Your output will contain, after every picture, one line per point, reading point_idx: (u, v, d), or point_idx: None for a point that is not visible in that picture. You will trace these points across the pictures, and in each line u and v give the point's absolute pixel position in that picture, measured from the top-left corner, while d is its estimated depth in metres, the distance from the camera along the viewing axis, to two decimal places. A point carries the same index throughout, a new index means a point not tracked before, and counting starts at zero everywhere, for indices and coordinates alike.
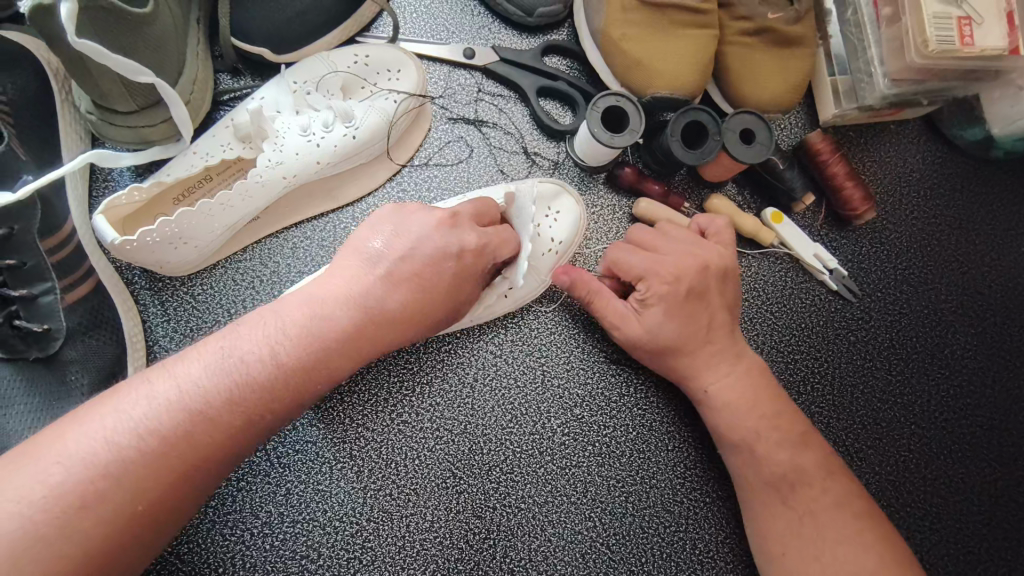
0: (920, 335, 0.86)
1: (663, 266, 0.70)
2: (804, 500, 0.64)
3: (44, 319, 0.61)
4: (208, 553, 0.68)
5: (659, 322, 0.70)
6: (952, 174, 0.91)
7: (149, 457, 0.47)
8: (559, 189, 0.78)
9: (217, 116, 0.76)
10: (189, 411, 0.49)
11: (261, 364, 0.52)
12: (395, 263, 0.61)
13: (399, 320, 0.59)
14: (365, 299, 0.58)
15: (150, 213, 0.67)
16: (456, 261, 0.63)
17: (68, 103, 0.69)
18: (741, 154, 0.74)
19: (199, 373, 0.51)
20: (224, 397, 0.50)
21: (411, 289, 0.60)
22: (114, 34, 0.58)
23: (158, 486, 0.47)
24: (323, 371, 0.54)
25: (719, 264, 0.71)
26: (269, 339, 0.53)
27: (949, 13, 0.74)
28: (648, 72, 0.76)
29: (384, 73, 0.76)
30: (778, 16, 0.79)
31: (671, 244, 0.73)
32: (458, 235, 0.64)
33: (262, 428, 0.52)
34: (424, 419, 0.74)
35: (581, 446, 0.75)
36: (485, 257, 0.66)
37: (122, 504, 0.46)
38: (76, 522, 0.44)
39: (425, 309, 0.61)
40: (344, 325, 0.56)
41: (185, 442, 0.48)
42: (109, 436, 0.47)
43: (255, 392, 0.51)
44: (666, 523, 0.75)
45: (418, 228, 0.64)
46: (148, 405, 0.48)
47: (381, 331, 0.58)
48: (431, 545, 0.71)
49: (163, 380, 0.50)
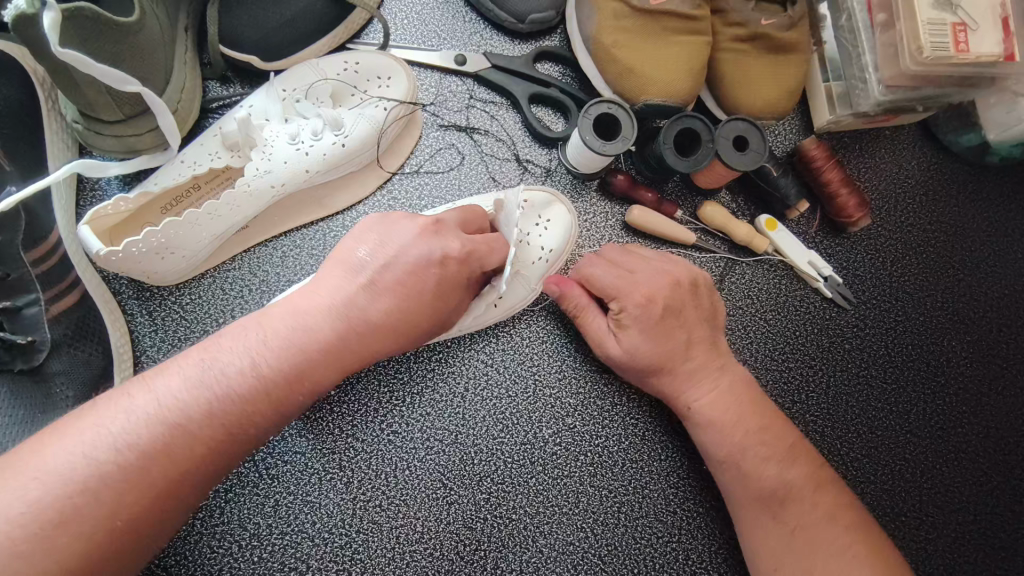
0: (915, 343, 0.86)
1: (640, 283, 0.71)
2: (794, 513, 0.64)
3: (29, 331, 0.61)
4: (195, 566, 0.68)
5: (637, 341, 0.69)
6: (948, 180, 0.90)
7: (130, 471, 0.46)
8: (549, 197, 0.77)
9: (206, 124, 0.75)
10: (168, 423, 0.48)
11: (239, 377, 0.51)
12: (376, 271, 0.59)
13: (385, 329, 0.58)
14: (352, 307, 0.57)
15: (138, 222, 0.67)
16: (439, 267, 0.61)
17: (55, 113, 0.68)
18: (735, 162, 0.74)
19: (178, 386, 0.50)
20: (203, 409, 0.50)
21: (397, 299, 0.59)
22: (99, 42, 0.58)
23: (137, 501, 0.46)
24: (304, 381, 0.54)
25: (688, 279, 0.72)
26: (251, 347, 0.53)
27: (943, 19, 0.73)
28: (640, 79, 0.75)
29: (374, 81, 0.75)
30: (771, 22, 0.79)
31: (647, 263, 0.73)
32: (440, 240, 0.62)
33: (246, 441, 0.52)
34: (414, 430, 0.73)
35: (572, 456, 0.74)
36: (471, 264, 0.64)
37: (100, 519, 0.45)
38: (57, 536, 0.43)
39: (414, 319, 0.60)
40: (329, 333, 0.55)
41: (166, 456, 0.48)
42: (88, 450, 0.46)
43: (234, 404, 0.51)
44: (658, 533, 0.74)
45: (402, 236, 0.62)
46: (128, 418, 0.48)
47: (367, 341, 0.57)
48: (421, 556, 0.70)
49: (143, 395, 0.49)
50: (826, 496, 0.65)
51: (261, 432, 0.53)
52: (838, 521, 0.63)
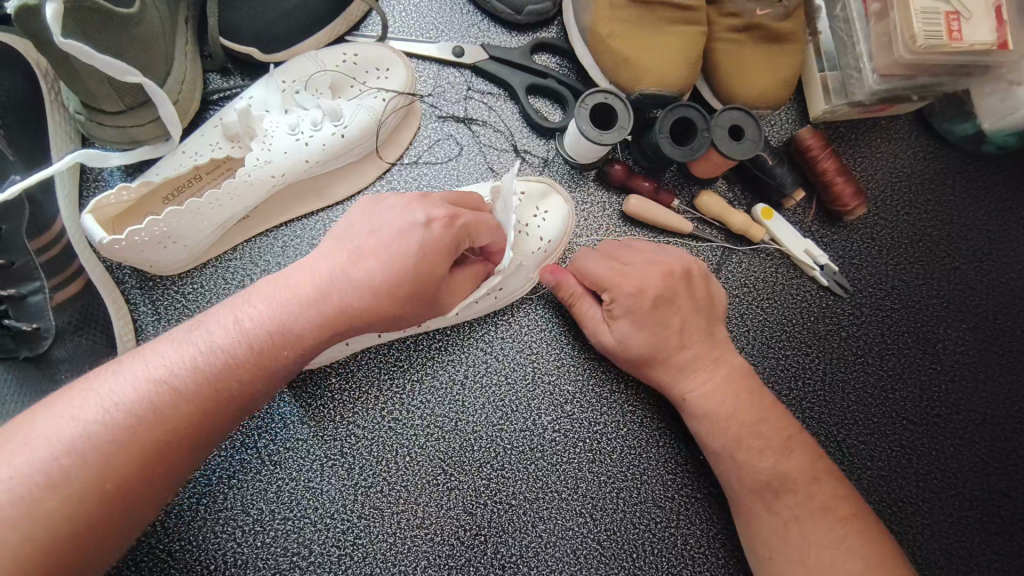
0: (911, 330, 0.86)
1: (632, 276, 0.72)
2: (786, 504, 0.65)
3: (34, 319, 0.62)
4: (200, 551, 0.68)
5: (630, 331, 0.71)
6: (945, 169, 0.91)
7: (117, 432, 0.46)
8: (546, 188, 0.78)
9: (207, 116, 0.76)
10: (156, 384, 0.48)
11: (225, 340, 0.51)
12: (362, 239, 0.58)
13: (378, 293, 0.56)
14: (339, 277, 0.55)
15: (141, 211, 0.68)
16: (423, 231, 0.58)
17: (57, 104, 0.69)
18: (730, 151, 0.74)
19: (168, 350, 0.50)
20: (188, 366, 0.49)
21: (380, 261, 0.56)
22: (100, 32, 0.59)
23: (124, 463, 0.46)
24: (291, 345, 0.53)
25: (680, 268, 0.73)
26: (238, 311, 0.53)
27: (936, 8, 0.74)
28: (636, 69, 0.76)
29: (373, 72, 0.76)
30: (767, 12, 0.79)
31: (643, 254, 0.74)
32: (425, 208, 0.60)
33: (237, 405, 0.51)
34: (414, 417, 0.74)
35: (571, 443, 0.75)
36: (460, 228, 0.61)
37: (90, 485, 0.44)
38: (47, 500, 0.43)
39: (405, 288, 0.57)
40: (313, 296, 0.54)
41: (152, 416, 0.47)
42: (77, 413, 0.46)
43: (220, 360, 0.51)
44: (657, 519, 0.75)
45: (386, 212, 0.60)
46: (117, 382, 0.48)
47: (357, 301, 0.55)
48: (422, 541, 0.71)
49: (134, 361, 0.50)
50: (823, 497, 0.65)
51: (251, 396, 0.52)
52: (833, 510, 0.64)
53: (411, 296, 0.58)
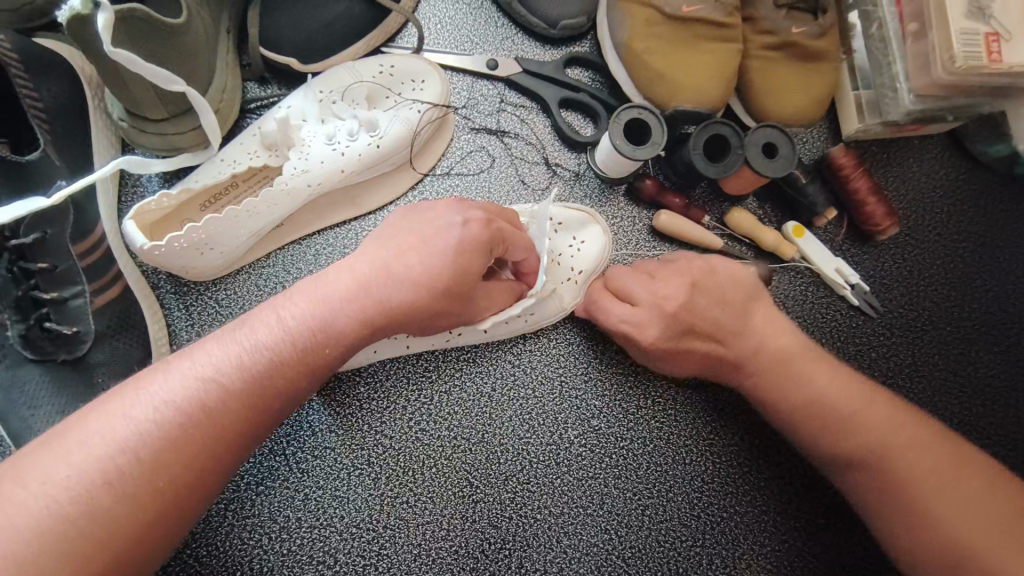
0: (942, 353, 0.85)
1: (647, 315, 0.69)
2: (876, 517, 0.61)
3: (73, 322, 0.63)
4: (226, 557, 0.69)
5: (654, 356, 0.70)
6: (977, 189, 0.90)
7: (168, 431, 0.46)
8: (586, 218, 0.77)
9: (245, 124, 0.77)
10: (204, 382, 0.49)
11: (273, 346, 0.51)
12: (399, 238, 0.59)
13: (416, 285, 0.57)
14: (377, 272, 0.56)
15: (179, 217, 0.69)
16: (461, 228, 0.60)
17: (100, 110, 0.71)
18: (762, 169, 0.74)
19: (215, 348, 0.50)
20: (236, 366, 0.50)
21: (420, 256, 0.58)
22: (149, 42, 0.60)
23: (177, 464, 0.46)
24: (332, 345, 0.53)
25: (685, 297, 0.68)
26: (280, 310, 0.53)
27: (976, 30, 0.72)
28: (671, 86, 0.76)
29: (409, 83, 0.76)
30: (802, 30, 0.79)
31: (643, 290, 0.70)
32: (460, 210, 0.62)
33: (272, 412, 0.51)
34: (442, 429, 0.74)
35: (598, 458, 0.75)
36: (496, 228, 0.62)
37: (141, 483, 0.45)
38: (96, 496, 0.43)
39: (441, 288, 0.58)
40: (353, 289, 0.55)
41: (203, 414, 0.48)
42: (127, 412, 0.46)
43: (265, 357, 0.51)
44: (683, 537, 0.74)
45: (428, 214, 0.62)
46: (166, 381, 0.48)
47: (394, 296, 0.56)
48: (447, 553, 0.71)
49: (180, 361, 0.50)
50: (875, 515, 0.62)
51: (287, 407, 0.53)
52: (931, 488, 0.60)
53: (450, 290, 0.59)
